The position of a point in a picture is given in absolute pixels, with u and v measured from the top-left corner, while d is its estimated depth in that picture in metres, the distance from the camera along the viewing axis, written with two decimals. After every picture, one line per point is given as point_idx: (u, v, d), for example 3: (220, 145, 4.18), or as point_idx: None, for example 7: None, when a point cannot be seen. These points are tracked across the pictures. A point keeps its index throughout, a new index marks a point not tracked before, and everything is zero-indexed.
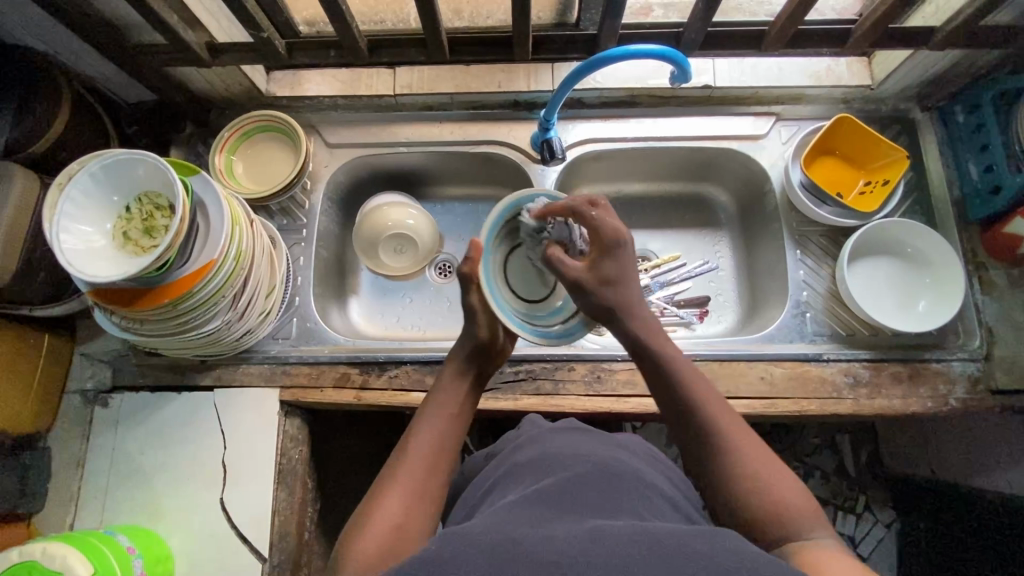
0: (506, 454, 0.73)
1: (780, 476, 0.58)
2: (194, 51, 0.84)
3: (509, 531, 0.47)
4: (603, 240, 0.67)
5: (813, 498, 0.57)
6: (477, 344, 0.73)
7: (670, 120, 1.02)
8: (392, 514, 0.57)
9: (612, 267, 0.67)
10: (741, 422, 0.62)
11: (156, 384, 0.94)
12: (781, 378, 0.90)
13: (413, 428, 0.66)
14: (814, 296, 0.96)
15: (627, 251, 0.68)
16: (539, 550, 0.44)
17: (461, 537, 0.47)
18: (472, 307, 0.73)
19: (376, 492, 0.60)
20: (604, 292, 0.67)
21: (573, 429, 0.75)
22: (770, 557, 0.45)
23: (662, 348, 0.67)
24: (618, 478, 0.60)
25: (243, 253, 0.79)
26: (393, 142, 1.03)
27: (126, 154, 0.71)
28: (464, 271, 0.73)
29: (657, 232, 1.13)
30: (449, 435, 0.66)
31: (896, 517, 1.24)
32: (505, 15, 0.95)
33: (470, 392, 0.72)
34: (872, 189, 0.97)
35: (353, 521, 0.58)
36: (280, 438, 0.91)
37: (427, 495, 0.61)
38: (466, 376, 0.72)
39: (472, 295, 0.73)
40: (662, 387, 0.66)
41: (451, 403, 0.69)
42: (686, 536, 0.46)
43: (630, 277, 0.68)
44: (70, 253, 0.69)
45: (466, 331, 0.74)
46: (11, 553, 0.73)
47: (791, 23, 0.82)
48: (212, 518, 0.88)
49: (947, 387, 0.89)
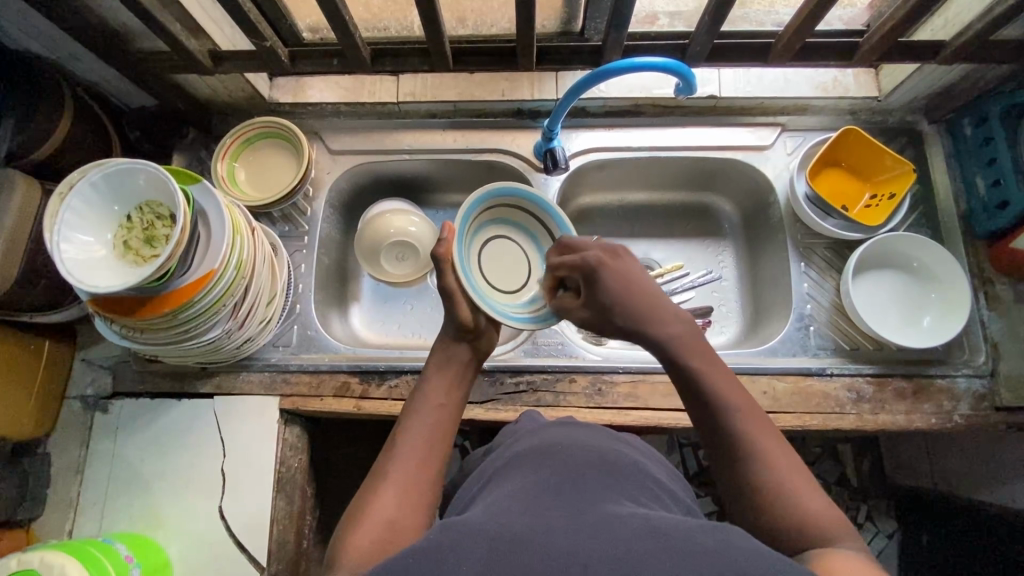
0: (506, 446, 0.72)
1: (805, 488, 0.56)
2: (196, 58, 0.84)
3: (510, 524, 0.47)
4: (581, 272, 0.69)
5: (830, 499, 0.56)
6: (458, 329, 0.73)
7: (675, 129, 1.02)
8: (386, 510, 0.56)
9: (602, 293, 0.67)
10: (762, 420, 0.61)
11: (156, 391, 0.93)
12: (783, 393, 0.89)
13: (402, 422, 0.66)
14: (818, 309, 0.95)
15: (606, 271, 0.67)
16: (542, 544, 0.44)
17: (460, 529, 0.46)
18: (451, 292, 0.72)
19: (368, 488, 0.59)
20: (608, 319, 0.67)
21: (572, 422, 0.73)
22: (775, 552, 0.45)
23: (690, 358, 0.64)
24: (617, 468, 0.59)
25: (244, 262, 0.78)
26: (395, 149, 1.03)
27: (127, 163, 0.71)
28: (438, 252, 0.72)
29: (660, 242, 1.12)
30: (440, 425, 0.65)
31: (897, 527, 1.22)
32: (510, 23, 0.94)
33: (458, 380, 0.71)
34: (878, 203, 0.96)
35: (345, 519, 0.57)
36: (279, 446, 0.91)
37: (420, 486, 0.60)
38: (450, 364, 0.72)
39: (449, 279, 0.72)
40: (688, 394, 0.63)
41: (437, 394, 0.68)
42: (689, 531, 0.45)
43: (628, 296, 0.66)
44: (70, 263, 0.68)
45: (448, 318, 0.73)
46: (9, 561, 0.73)
47: (799, 35, 0.81)
48: (209, 525, 0.88)
49: (951, 403, 0.89)
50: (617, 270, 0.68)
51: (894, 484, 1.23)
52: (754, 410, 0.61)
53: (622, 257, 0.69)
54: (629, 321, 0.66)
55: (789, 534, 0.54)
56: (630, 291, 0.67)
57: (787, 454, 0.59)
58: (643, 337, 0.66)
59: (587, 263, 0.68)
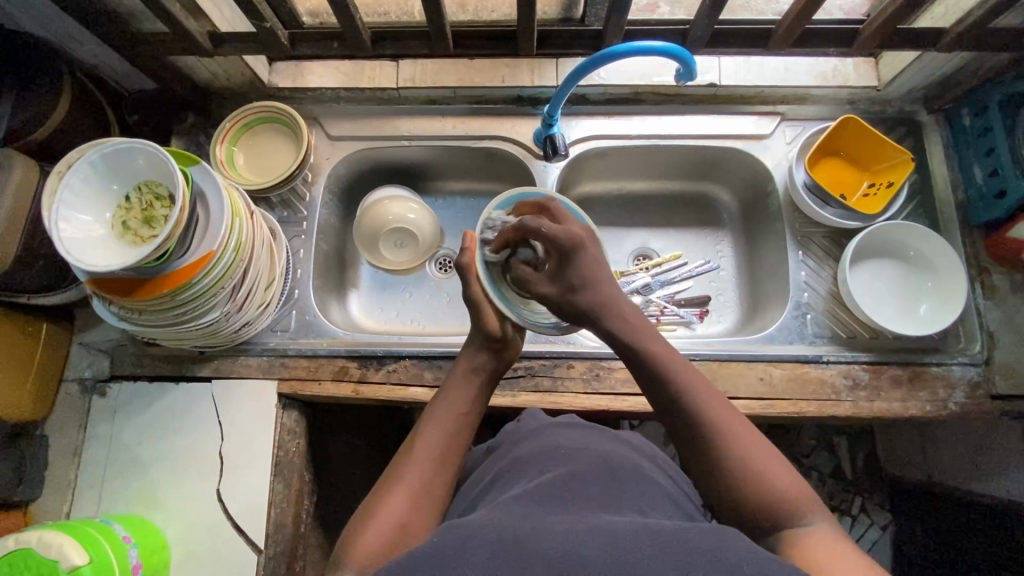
0: (510, 446, 0.72)
1: (779, 470, 0.56)
2: (195, 39, 0.83)
3: (507, 525, 0.47)
4: (560, 247, 0.68)
5: (805, 487, 0.56)
6: (488, 336, 0.73)
7: (675, 117, 1.02)
8: (396, 512, 0.57)
9: (573, 271, 0.69)
10: (734, 413, 0.61)
11: (156, 373, 0.93)
12: (780, 379, 0.90)
13: (423, 424, 0.66)
14: (815, 297, 0.95)
15: (585, 256, 0.69)
16: (539, 543, 0.44)
17: (461, 530, 0.47)
18: (475, 299, 0.73)
19: (381, 488, 0.60)
20: (570, 298, 0.69)
21: (574, 425, 0.74)
22: (774, 556, 0.44)
23: (646, 345, 0.66)
24: (621, 474, 0.60)
25: (243, 245, 0.78)
26: (394, 135, 1.03)
27: (126, 143, 0.71)
28: (461, 261, 0.74)
29: (658, 231, 1.12)
30: (456, 430, 0.66)
31: (892, 518, 1.22)
32: (510, 9, 0.95)
33: (482, 389, 0.71)
34: (876, 191, 0.97)
35: (358, 514, 0.57)
36: (277, 430, 0.91)
37: (430, 492, 0.60)
38: (476, 372, 0.72)
39: (473, 287, 0.73)
40: (653, 389, 0.64)
41: (460, 401, 0.68)
42: (687, 533, 0.45)
43: (595, 279, 0.69)
44: (69, 242, 0.68)
45: (475, 324, 0.73)
46: (7, 540, 0.73)
47: (799, 22, 0.82)
48: (208, 508, 0.88)
49: (947, 391, 0.89)
50: (592, 256, 0.70)
51: (889, 476, 1.24)
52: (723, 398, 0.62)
53: (596, 246, 0.72)
54: (592, 306, 0.68)
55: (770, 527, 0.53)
56: (601, 277, 0.69)
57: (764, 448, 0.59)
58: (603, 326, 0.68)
59: (569, 238, 0.68)
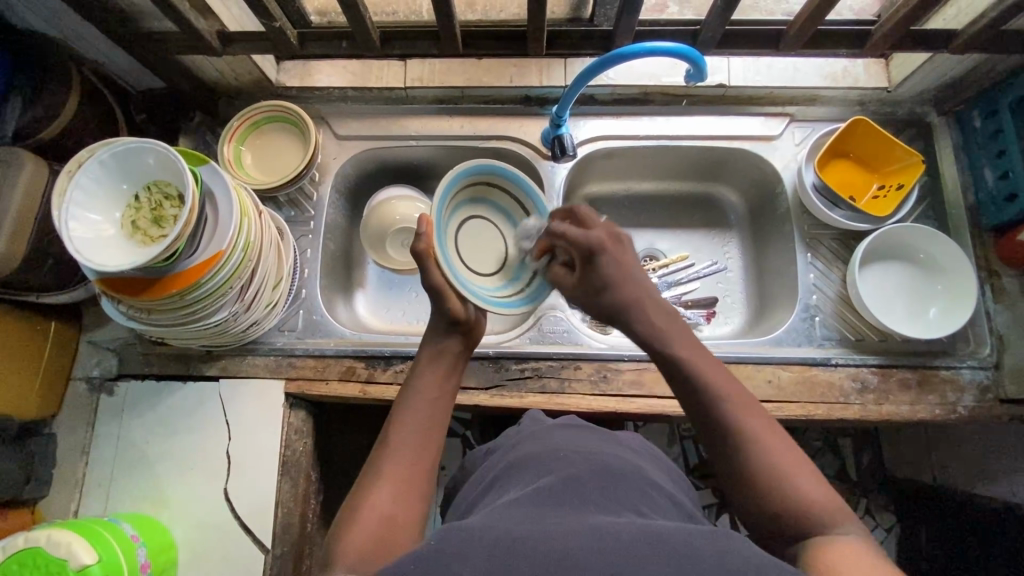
0: (510, 448, 0.73)
1: (803, 474, 0.56)
2: (204, 38, 0.83)
3: (508, 528, 0.47)
4: (585, 249, 0.67)
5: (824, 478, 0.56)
6: (449, 322, 0.70)
7: (683, 118, 1.01)
8: (381, 506, 0.57)
9: (598, 272, 0.67)
10: (750, 399, 0.61)
11: (163, 373, 0.94)
12: (788, 382, 0.89)
13: (396, 415, 0.65)
14: (824, 300, 0.95)
15: (608, 258, 0.67)
16: (542, 546, 0.43)
17: (461, 534, 0.46)
18: (436, 287, 0.69)
19: (365, 482, 0.60)
20: (599, 299, 0.68)
21: (576, 427, 0.74)
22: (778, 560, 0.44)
23: (675, 345, 0.64)
24: (619, 476, 0.60)
25: (251, 245, 0.78)
26: (400, 134, 1.02)
27: (137, 143, 0.71)
28: (418, 248, 0.68)
29: (665, 232, 1.12)
30: (434, 419, 0.65)
31: (896, 520, 1.23)
32: (518, 9, 0.96)
33: (450, 372, 0.70)
34: (885, 194, 0.96)
35: (343, 511, 0.57)
36: (285, 429, 0.92)
37: (415, 484, 0.60)
38: (442, 358, 0.70)
39: (433, 274, 0.69)
40: (689, 403, 0.62)
41: (430, 388, 0.67)
42: (692, 537, 0.45)
43: (621, 280, 0.67)
44: (79, 241, 0.68)
45: (437, 311, 0.70)
46: (17, 539, 0.73)
47: (812, 22, 0.81)
48: (215, 507, 0.88)
49: (955, 395, 0.89)
50: (617, 256, 0.68)
51: (894, 479, 1.24)
52: (755, 404, 0.60)
53: (623, 245, 0.69)
54: (624, 305, 0.66)
55: (792, 528, 0.54)
56: (626, 275, 0.67)
57: (773, 430, 0.59)
58: (635, 328, 0.66)
59: (589, 242, 0.68)
